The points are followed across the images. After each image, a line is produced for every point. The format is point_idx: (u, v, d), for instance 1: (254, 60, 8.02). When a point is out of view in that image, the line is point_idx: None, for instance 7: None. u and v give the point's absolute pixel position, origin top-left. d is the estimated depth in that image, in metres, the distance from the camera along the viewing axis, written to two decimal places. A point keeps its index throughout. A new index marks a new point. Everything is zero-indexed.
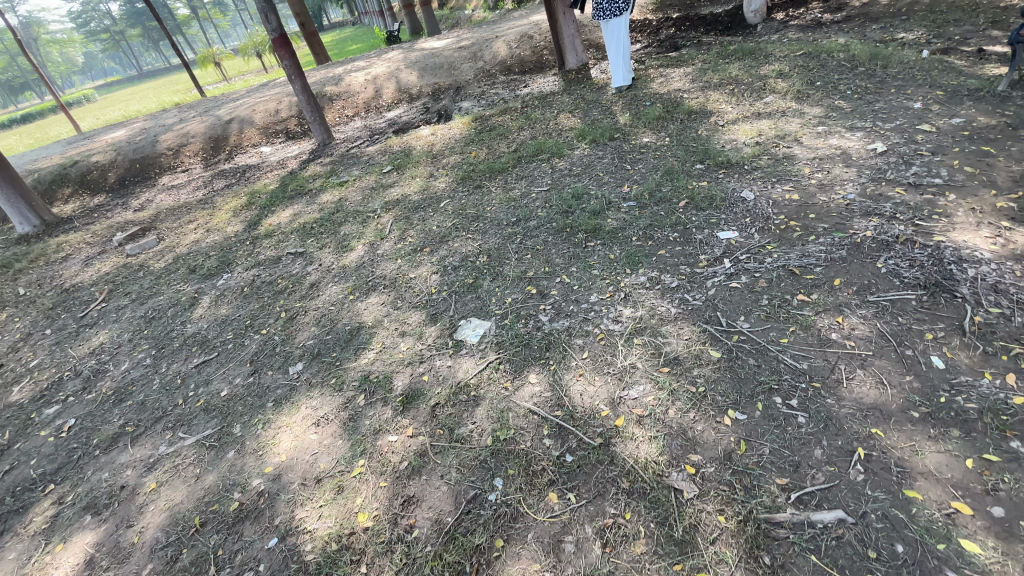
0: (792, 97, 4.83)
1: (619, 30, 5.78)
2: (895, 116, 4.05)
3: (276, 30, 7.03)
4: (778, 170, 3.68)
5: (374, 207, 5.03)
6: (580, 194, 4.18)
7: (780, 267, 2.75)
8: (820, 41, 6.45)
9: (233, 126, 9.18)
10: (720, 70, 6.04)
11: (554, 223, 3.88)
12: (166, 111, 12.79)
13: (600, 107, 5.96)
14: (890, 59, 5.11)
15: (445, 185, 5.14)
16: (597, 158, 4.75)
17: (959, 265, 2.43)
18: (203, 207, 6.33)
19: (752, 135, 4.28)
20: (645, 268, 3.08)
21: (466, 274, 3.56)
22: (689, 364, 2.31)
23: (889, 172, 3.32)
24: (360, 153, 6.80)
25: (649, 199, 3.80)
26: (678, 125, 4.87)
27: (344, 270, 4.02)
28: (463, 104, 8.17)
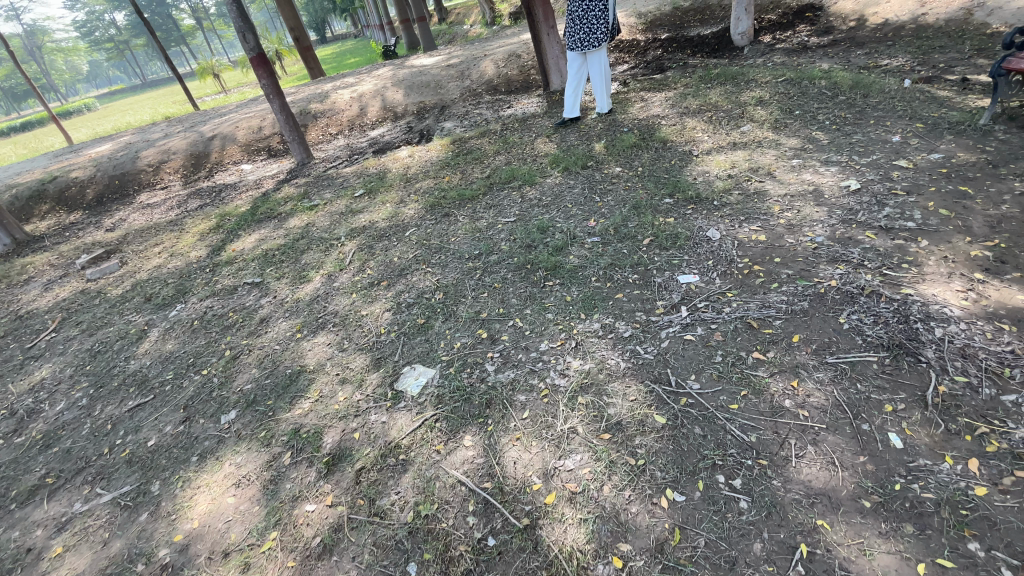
0: (769, 126, 4.70)
1: (599, 62, 5.63)
2: (872, 150, 3.91)
3: (254, 49, 6.94)
4: (746, 207, 3.53)
5: (339, 234, 4.88)
6: (545, 227, 4.03)
7: (738, 318, 2.58)
8: (804, 66, 6.35)
9: (215, 143, 9.08)
10: (700, 96, 5.93)
11: (516, 258, 3.72)
12: (155, 125, 12.75)
13: (578, 132, 5.84)
14: (872, 88, 4.98)
15: (413, 211, 5.00)
16: (568, 188, 4.61)
17: (925, 323, 2.26)
18: (172, 229, 6.19)
19: (725, 167, 4.16)
20: (600, 313, 2.91)
21: (418, 312, 3.38)
22: (632, 431, 2.13)
23: (860, 213, 3.16)
24: (336, 175, 6.68)
25: (614, 235, 3.67)
26: (652, 154, 4.74)
27: (297, 303, 3.86)
28: (445, 124, 8.08)
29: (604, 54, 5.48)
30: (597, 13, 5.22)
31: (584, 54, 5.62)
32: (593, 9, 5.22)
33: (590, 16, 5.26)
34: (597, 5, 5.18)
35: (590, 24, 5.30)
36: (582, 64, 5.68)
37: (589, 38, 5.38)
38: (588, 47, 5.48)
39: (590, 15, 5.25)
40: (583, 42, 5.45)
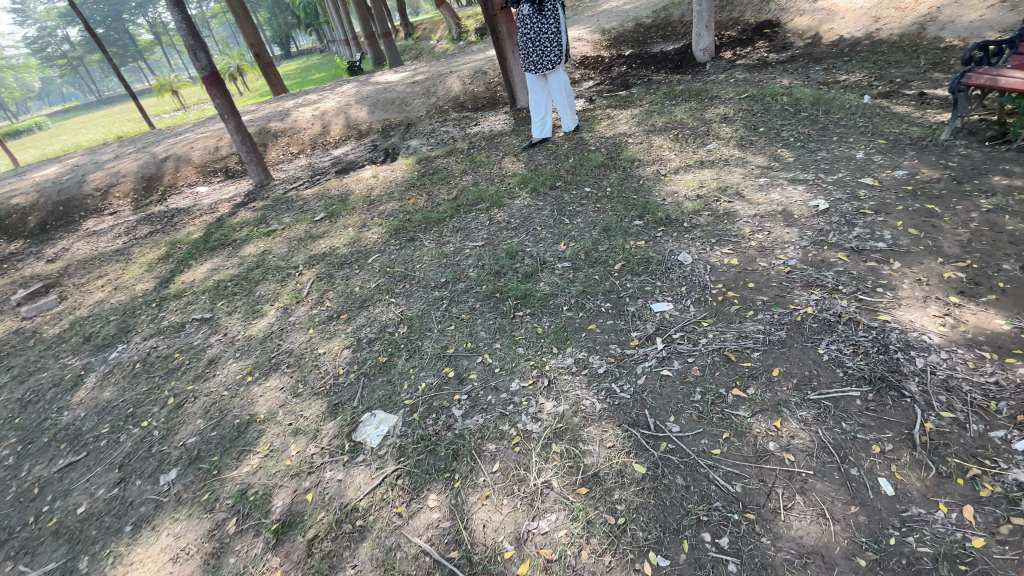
0: (735, 144, 4.70)
1: (559, 82, 5.54)
2: (837, 167, 3.92)
3: (207, 68, 6.63)
4: (717, 229, 3.47)
5: (297, 262, 4.62)
6: (514, 252, 3.88)
7: (715, 350, 2.47)
8: (765, 82, 6.44)
9: (169, 164, 8.66)
10: (665, 113, 5.93)
11: (484, 286, 3.53)
12: (106, 146, 12.17)
13: (545, 150, 5.75)
14: (833, 104, 5.04)
15: (377, 236, 4.78)
16: (537, 210, 4.48)
17: (906, 353, 2.19)
18: (118, 259, 5.80)
19: (693, 187, 4.12)
20: (573, 347, 2.76)
21: (381, 349, 3.16)
22: (610, 483, 1.97)
23: (831, 234, 3.12)
24: (296, 197, 6.40)
25: (584, 259, 3.55)
26: (620, 174, 4.68)
27: (249, 342, 3.60)
28: (411, 142, 7.90)
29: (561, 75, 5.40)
30: (549, 35, 5.13)
31: (542, 75, 5.51)
32: (544, 32, 5.14)
33: (542, 38, 5.17)
34: (549, 27, 5.10)
35: (543, 47, 5.21)
36: (543, 85, 5.57)
37: (543, 61, 5.29)
38: (543, 69, 5.38)
39: (542, 37, 5.17)
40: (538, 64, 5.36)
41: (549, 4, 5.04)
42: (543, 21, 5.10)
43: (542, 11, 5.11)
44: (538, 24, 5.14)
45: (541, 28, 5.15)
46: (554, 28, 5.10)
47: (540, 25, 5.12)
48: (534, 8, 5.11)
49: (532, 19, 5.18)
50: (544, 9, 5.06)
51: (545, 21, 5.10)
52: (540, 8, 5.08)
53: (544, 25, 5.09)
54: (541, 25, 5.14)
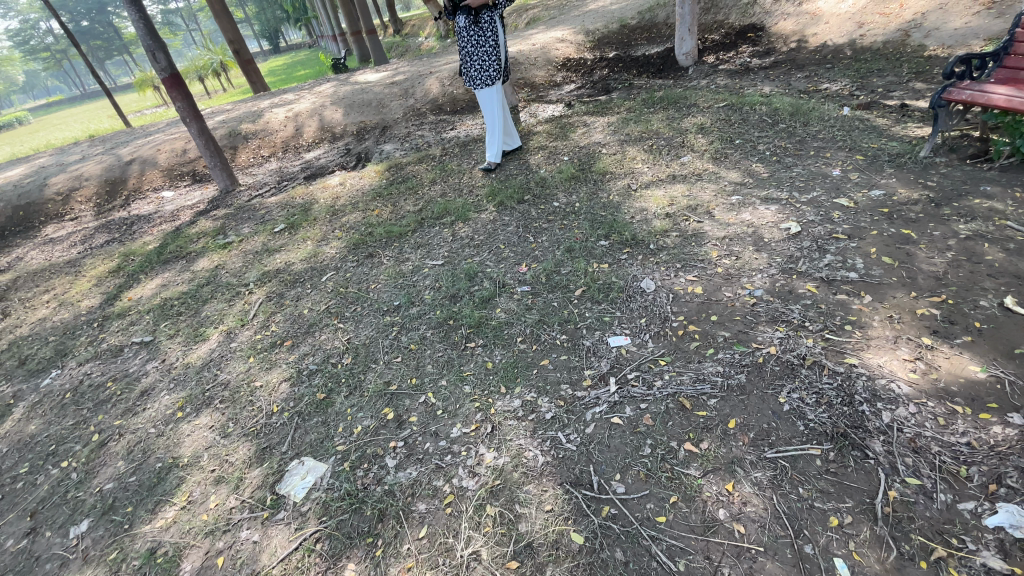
0: (709, 157, 4.54)
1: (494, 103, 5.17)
2: (813, 185, 3.75)
3: (167, 70, 6.34)
4: (682, 253, 3.30)
5: (249, 279, 4.39)
6: (474, 273, 3.68)
7: (670, 394, 2.28)
8: (746, 89, 6.27)
9: (134, 167, 8.34)
10: (642, 121, 5.76)
11: (438, 312, 3.30)
12: (76, 145, 11.81)
13: (517, 160, 5.54)
14: (812, 115, 4.88)
15: (336, 251, 4.55)
16: (502, 226, 4.28)
17: (872, 405, 2.02)
18: (68, 270, 5.52)
19: (663, 205, 3.95)
20: (521, 386, 2.54)
21: (320, 384, 2.94)
22: (544, 557, 1.78)
23: (801, 261, 2.95)
24: (259, 205, 6.15)
25: (544, 284, 3.35)
26: (591, 188, 4.49)
27: (185, 371, 3.40)
28: (385, 146, 7.66)
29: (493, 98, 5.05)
30: (488, 49, 4.76)
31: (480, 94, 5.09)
32: (481, 45, 4.75)
33: (480, 52, 4.78)
34: (486, 41, 4.73)
35: (480, 61, 4.82)
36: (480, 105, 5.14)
37: (481, 76, 4.88)
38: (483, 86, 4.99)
39: (479, 51, 4.78)
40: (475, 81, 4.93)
41: (486, 16, 4.66)
42: (480, 33, 4.71)
43: (478, 23, 4.69)
44: (474, 37, 4.74)
45: (478, 42, 4.75)
46: (492, 42, 4.74)
47: (477, 38, 4.72)
48: (469, 20, 4.68)
49: (466, 31, 4.75)
50: (481, 21, 4.66)
51: (482, 34, 4.71)
52: (476, 19, 4.68)
53: (482, 37, 4.71)
54: (478, 38, 4.74)
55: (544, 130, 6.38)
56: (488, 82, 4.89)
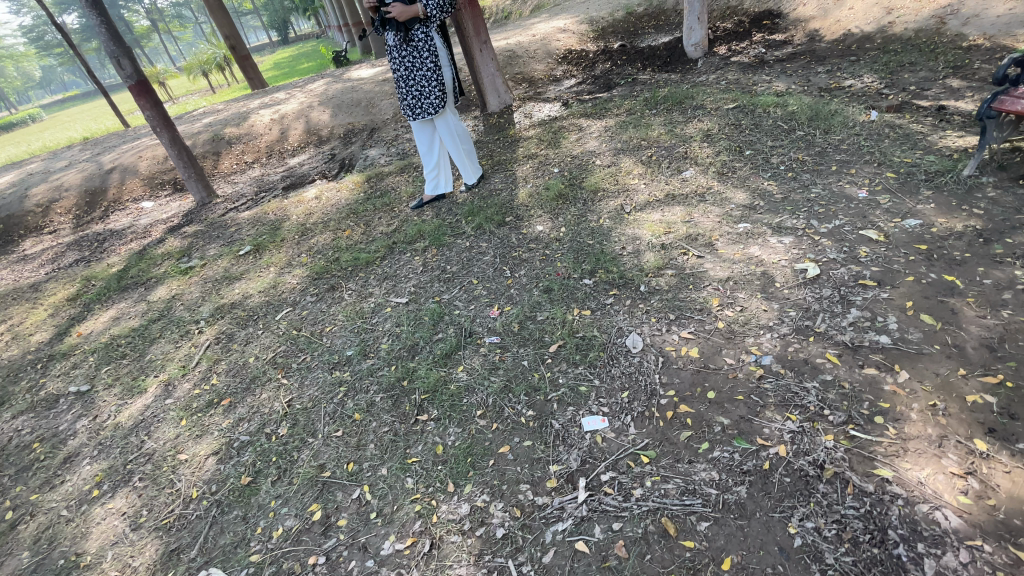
0: (713, 172, 4.01)
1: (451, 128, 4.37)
2: (834, 212, 3.21)
3: (133, 77, 5.91)
4: (676, 300, 2.80)
5: (201, 314, 4.01)
6: (440, 315, 3.22)
7: (651, 511, 1.81)
8: (759, 87, 5.68)
9: (114, 176, 8.00)
10: (641, 126, 5.22)
11: (393, 368, 2.86)
12: (66, 149, 11.55)
13: (503, 173, 5.06)
14: (834, 120, 4.28)
15: (298, 280, 4.13)
16: (477, 254, 3.80)
17: (912, 548, 1.54)
18: (28, 296, 5.19)
19: (659, 233, 3.45)
20: (472, 486, 2.09)
21: (249, 464, 2.54)
22: None
23: (820, 317, 2.43)
24: (231, 221, 5.77)
25: (516, 334, 2.88)
26: (579, 209, 4.00)
27: (113, 434, 3.03)
28: (370, 151, 7.19)
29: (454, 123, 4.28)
30: (424, 72, 3.89)
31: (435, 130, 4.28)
32: (418, 68, 3.89)
33: (417, 76, 3.91)
34: (423, 62, 3.85)
35: (419, 87, 3.95)
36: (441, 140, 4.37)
37: (423, 104, 4.01)
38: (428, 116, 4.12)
39: (416, 74, 3.91)
40: (417, 110, 4.07)
41: (419, 31, 3.78)
42: (414, 53, 3.84)
43: (411, 42, 3.82)
44: (408, 59, 3.88)
45: (413, 64, 3.89)
46: (430, 64, 3.86)
47: (411, 59, 3.86)
48: (399, 38, 3.82)
49: (397, 51, 3.90)
50: (413, 38, 3.79)
51: (416, 54, 3.84)
52: (408, 36, 3.81)
53: (417, 58, 3.84)
54: (413, 59, 3.88)
55: (536, 137, 5.88)
56: (433, 111, 4.02)
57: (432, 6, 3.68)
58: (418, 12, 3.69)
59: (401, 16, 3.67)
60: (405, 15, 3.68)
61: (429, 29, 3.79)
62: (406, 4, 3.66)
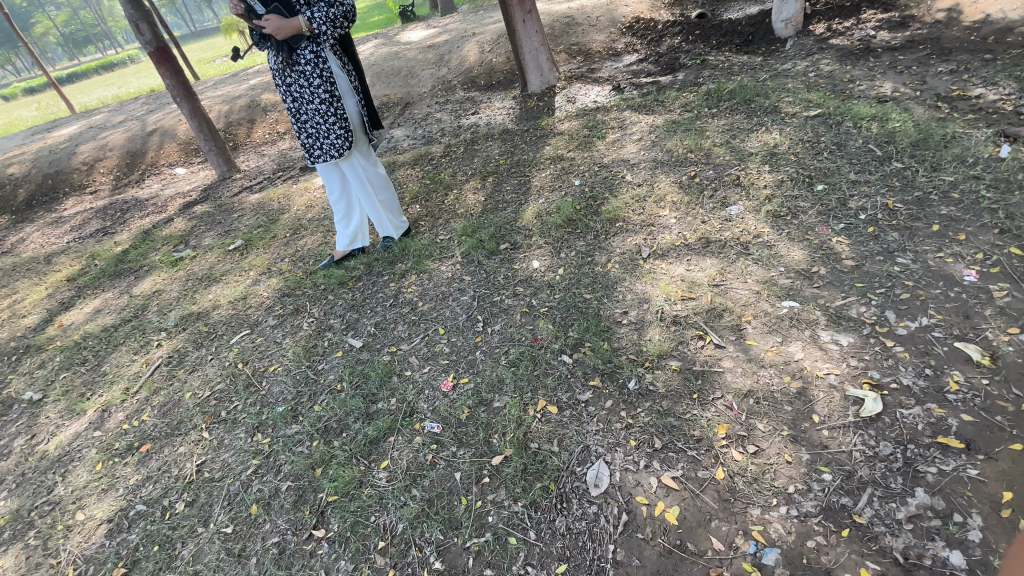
0: (767, 211, 3.12)
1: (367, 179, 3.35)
2: (925, 302, 2.30)
3: (152, 43, 5.64)
4: (669, 415, 2.08)
5: (168, 322, 3.74)
6: (387, 375, 2.66)
7: None
8: (855, 86, 4.51)
9: (153, 139, 8.00)
10: (693, 131, 4.29)
11: (314, 445, 2.38)
12: (131, 102, 11.88)
13: (518, 180, 4.39)
14: (948, 151, 3.21)
15: (269, 292, 3.75)
16: (456, 290, 3.20)
17: None
18: (39, 269, 5.20)
19: (674, 296, 2.69)
20: None
21: (131, 549, 2.20)
22: None
23: (867, 498, 1.67)
24: (238, 204, 5.48)
25: (462, 422, 2.29)
26: (587, 245, 3.28)
27: (37, 466, 2.81)
28: (396, 129, 6.64)
29: (367, 170, 3.28)
30: (317, 104, 2.91)
31: (363, 179, 3.32)
32: (309, 99, 2.91)
33: (308, 110, 2.94)
34: (316, 91, 2.88)
35: (313, 122, 2.97)
36: (375, 194, 3.44)
37: (320, 144, 3.04)
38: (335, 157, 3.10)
39: (307, 106, 2.93)
40: (313, 149, 3.08)
41: (308, 51, 2.79)
42: (302, 80, 2.85)
43: (295, 66, 2.82)
44: (294, 87, 2.89)
45: (301, 95, 2.90)
46: (323, 95, 2.89)
47: (300, 88, 2.88)
48: (280, 59, 2.82)
49: (280, 75, 2.90)
50: (300, 62, 2.80)
51: (305, 82, 2.85)
52: (293, 58, 2.81)
53: (308, 87, 2.86)
54: (302, 88, 2.88)
55: (568, 132, 5.07)
56: (334, 153, 3.05)
57: (319, 17, 2.66)
58: (299, 27, 2.67)
59: (278, 33, 2.65)
60: (285, 31, 2.66)
61: (319, 48, 2.79)
62: (283, 16, 2.64)
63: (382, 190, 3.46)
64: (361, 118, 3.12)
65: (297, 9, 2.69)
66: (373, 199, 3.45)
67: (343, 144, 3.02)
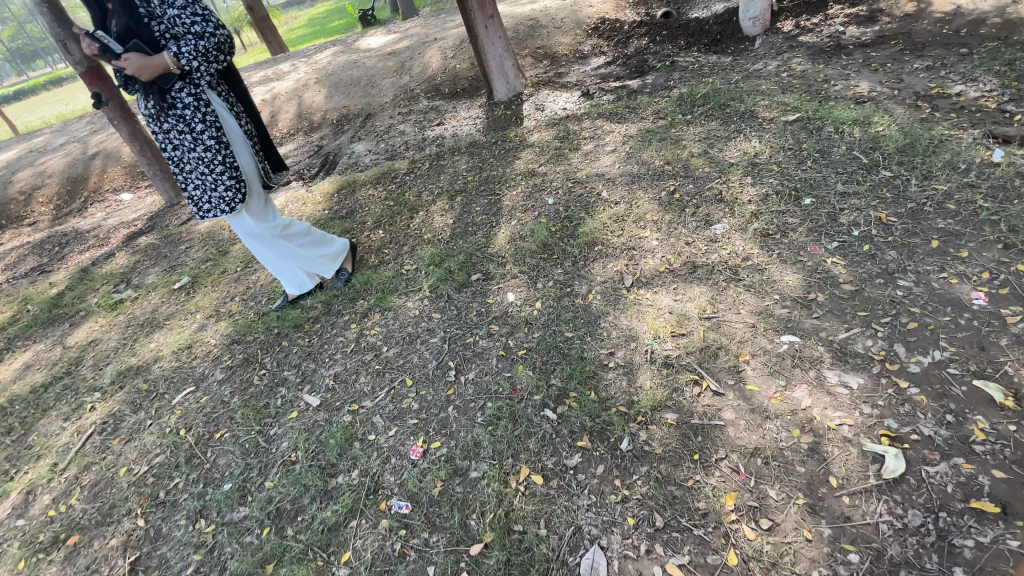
0: (755, 229, 2.91)
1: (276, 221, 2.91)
2: (936, 333, 2.10)
3: (83, 63, 5.14)
4: (670, 483, 1.84)
5: (104, 379, 3.33)
6: (348, 441, 2.34)
7: None
8: (832, 86, 4.37)
9: (96, 163, 7.44)
10: (669, 140, 4.08)
11: (265, 536, 2.06)
12: (74, 121, 11.15)
13: (489, 199, 4.11)
14: (936, 157, 3.06)
15: (218, 338, 3.38)
16: (424, 331, 2.90)
17: None
18: None
19: (663, 333, 2.45)
20: None
21: None
22: None
23: None
24: (187, 234, 5.06)
25: (435, 499, 2.00)
26: (565, 273, 3.02)
27: None
28: (357, 144, 6.27)
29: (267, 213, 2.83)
30: (201, 153, 2.38)
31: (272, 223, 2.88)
32: (191, 148, 2.37)
33: (191, 160, 2.39)
34: (198, 139, 2.35)
35: (199, 174, 2.43)
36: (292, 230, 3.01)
37: (210, 198, 2.49)
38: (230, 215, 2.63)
39: (189, 156, 2.38)
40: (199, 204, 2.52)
41: (183, 93, 2.26)
42: (180, 126, 2.32)
43: (168, 110, 2.28)
44: (171, 134, 2.35)
45: (181, 142, 2.35)
46: (208, 141, 2.36)
47: (178, 135, 2.34)
48: (149, 102, 2.27)
49: (152, 120, 2.34)
50: (173, 105, 2.27)
51: (184, 129, 2.32)
52: (166, 102, 2.27)
53: (187, 134, 2.33)
54: (180, 135, 2.33)
55: (539, 144, 4.81)
56: (226, 207, 2.52)
57: (189, 52, 2.15)
58: (166, 65, 2.15)
59: (141, 73, 2.14)
60: (148, 71, 2.14)
61: (197, 88, 2.28)
62: (146, 53, 2.13)
63: (297, 228, 3.01)
64: (256, 165, 2.62)
65: (162, 43, 2.17)
66: (293, 237, 3.03)
67: (235, 196, 2.50)
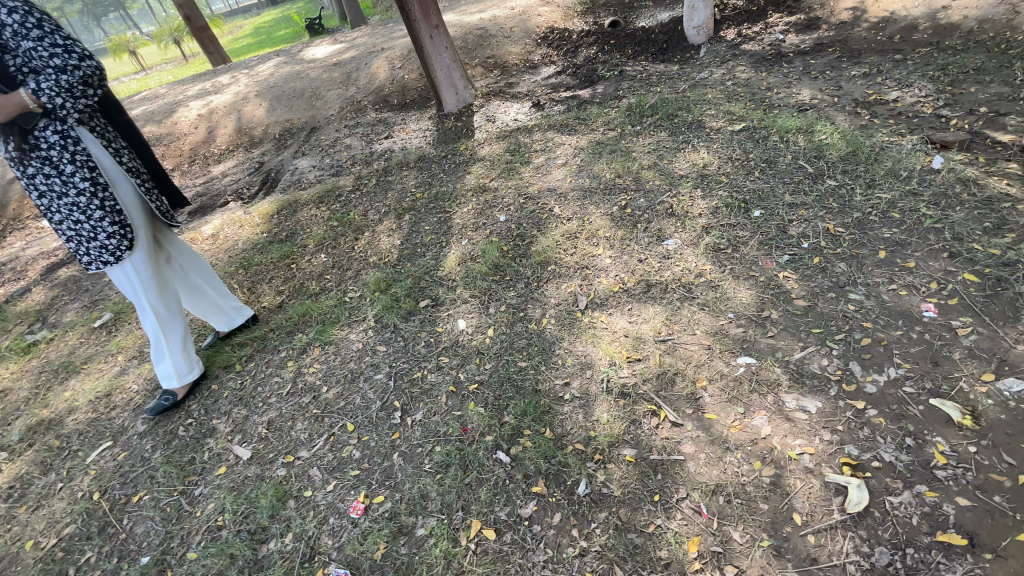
0: (707, 244, 2.86)
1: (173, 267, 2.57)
2: (890, 350, 2.07)
3: None
4: (630, 531, 1.71)
5: (8, 437, 2.96)
6: (283, 499, 2.12)
7: None
8: (775, 94, 4.42)
9: (13, 187, 6.83)
10: (619, 152, 4.03)
11: None
12: None
13: (438, 217, 3.93)
14: (878, 165, 3.10)
15: (142, 383, 3.06)
16: (368, 367, 2.69)
17: None
18: None
19: (619, 359, 2.34)
20: None
21: None
22: None
23: None
24: None
25: (378, 564, 1.81)
26: (517, 297, 2.88)
27: None
28: (300, 160, 5.97)
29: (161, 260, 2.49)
30: (73, 198, 2.11)
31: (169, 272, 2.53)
32: (63, 193, 2.10)
33: (64, 206, 2.13)
34: (70, 183, 2.08)
35: (74, 221, 2.15)
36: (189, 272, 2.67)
37: (89, 247, 2.19)
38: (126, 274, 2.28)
39: (62, 201, 2.12)
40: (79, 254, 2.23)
41: (48, 133, 2.00)
42: (47, 170, 2.05)
43: (32, 153, 2.02)
44: (40, 179, 2.08)
45: (49, 187, 2.09)
46: (80, 183, 2.09)
47: (47, 180, 2.07)
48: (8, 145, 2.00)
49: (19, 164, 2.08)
50: (37, 147, 2.01)
51: (52, 172, 2.05)
52: (29, 143, 2.01)
53: (56, 178, 2.06)
54: (49, 180, 2.07)
55: (489, 157, 4.68)
56: (110, 257, 2.21)
57: (49, 88, 1.90)
58: (24, 104, 1.91)
59: None
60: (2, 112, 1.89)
61: (64, 125, 2.02)
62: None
63: (192, 271, 2.66)
64: (147, 206, 2.33)
65: (19, 79, 1.93)
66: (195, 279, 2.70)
67: (119, 243, 2.20)
